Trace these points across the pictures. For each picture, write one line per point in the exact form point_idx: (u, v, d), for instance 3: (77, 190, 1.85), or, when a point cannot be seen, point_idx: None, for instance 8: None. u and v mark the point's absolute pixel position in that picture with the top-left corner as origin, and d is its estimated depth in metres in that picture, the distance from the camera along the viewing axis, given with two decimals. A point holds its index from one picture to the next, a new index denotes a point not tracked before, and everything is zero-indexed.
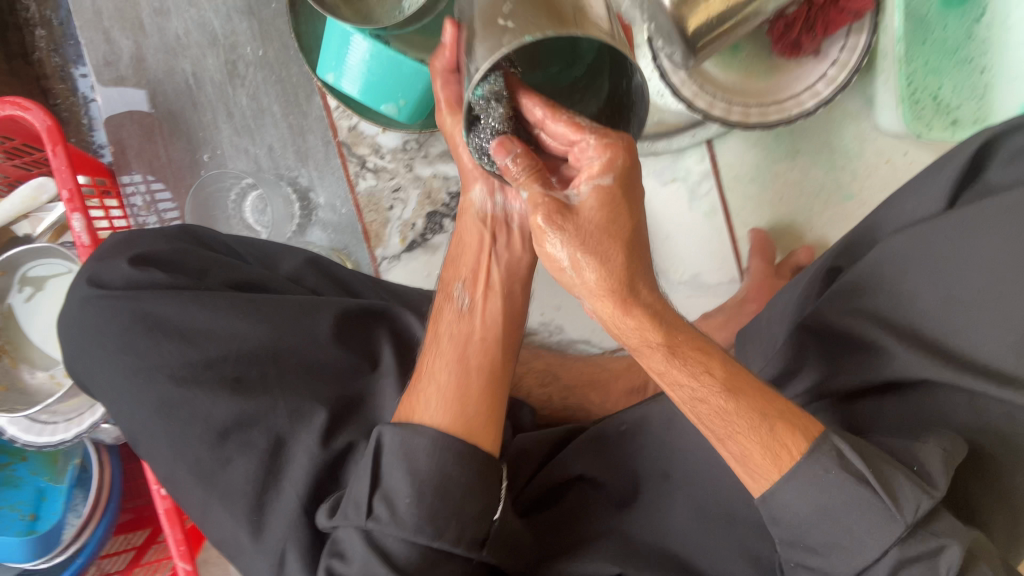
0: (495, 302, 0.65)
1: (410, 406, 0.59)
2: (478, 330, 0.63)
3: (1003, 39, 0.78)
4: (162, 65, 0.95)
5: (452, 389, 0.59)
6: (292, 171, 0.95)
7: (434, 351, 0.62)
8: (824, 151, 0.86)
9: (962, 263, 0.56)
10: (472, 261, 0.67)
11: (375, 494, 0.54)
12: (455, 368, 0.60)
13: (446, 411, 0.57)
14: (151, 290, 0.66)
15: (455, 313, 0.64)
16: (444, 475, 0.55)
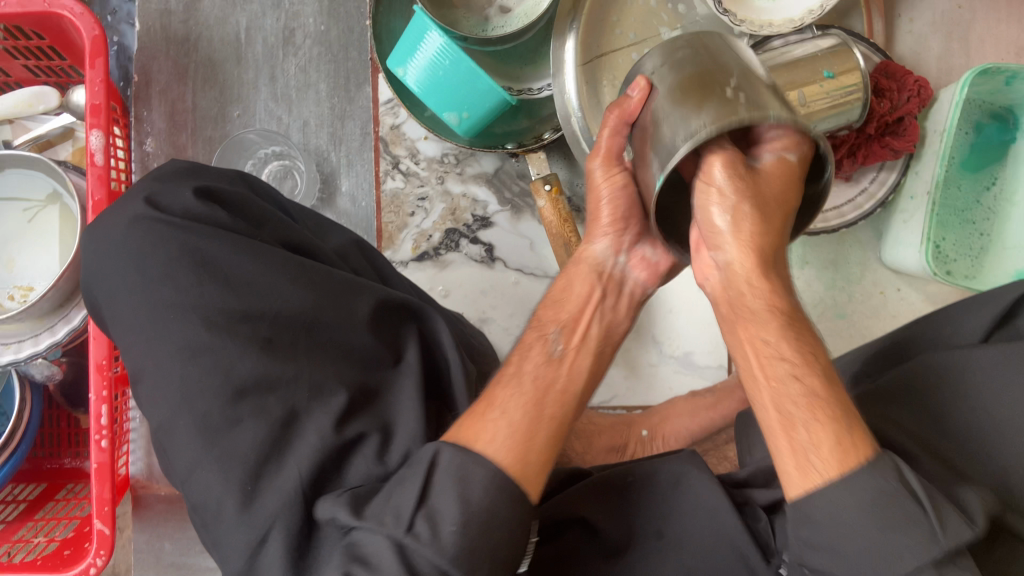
0: (582, 354, 0.60)
1: (473, 431, 0.52)
2: (561, 382, 0.57)
3: (1005, 211, 0.87)
4: (217, 12, 0.93)
5: (521, 432, 0.52)
6: (321, 151, 0.93)
7: (512, 387, 0.55)
8: (830, 270, 0.92)
9: (988, 392, 0.61)
10: (575, 308, 0.62)
11: (419, 508, 0.48)
12: (534, 410, 0.54)
13: (511, 449, 0.51)
14: (209, 227, 0.63)
15: (541, 353, 0.58)
16: (494, 511, 0.48)
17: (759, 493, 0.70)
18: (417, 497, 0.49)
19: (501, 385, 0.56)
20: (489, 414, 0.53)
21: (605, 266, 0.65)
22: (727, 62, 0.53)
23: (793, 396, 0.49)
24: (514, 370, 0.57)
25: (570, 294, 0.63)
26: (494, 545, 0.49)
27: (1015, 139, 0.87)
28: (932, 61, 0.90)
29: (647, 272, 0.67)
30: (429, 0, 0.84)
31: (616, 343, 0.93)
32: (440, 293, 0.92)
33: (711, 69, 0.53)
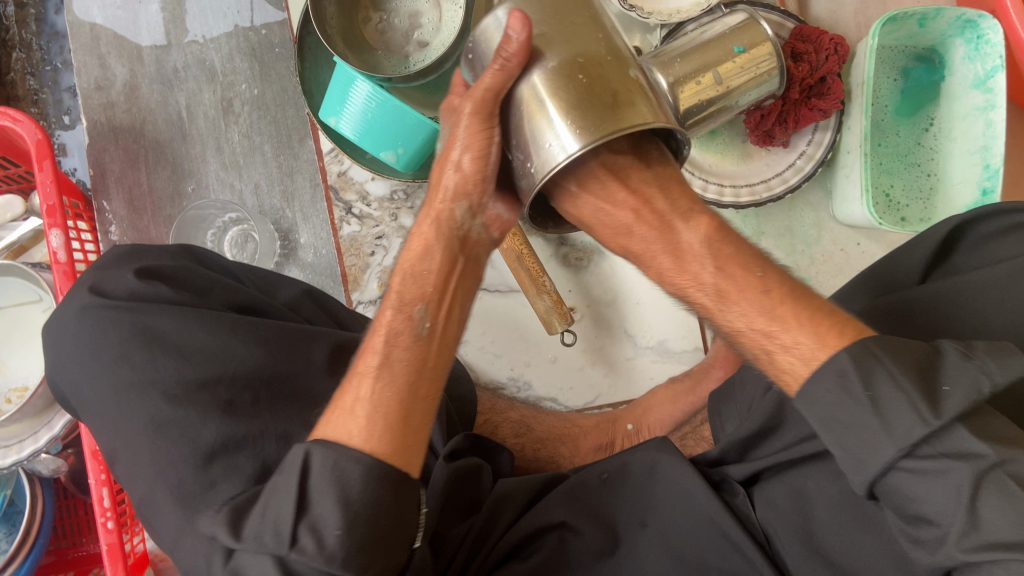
0: (444, 326, 0.60)
1: (342, 424, 0.55)
2: (428, 360, 0.58)
3: (947, 148, 0.87)
4: (157, 95, 0.96)
5: (394, 413, 0.55)
6: (276, 211, 0.96)
7: (376, 373, 0.56)
8: (787, 236, 0.93)
9: (931, 332, 0.61)
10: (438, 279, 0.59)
11: (300, 522, 0.51)
12: (405, 389, 0.56)
13: (389, 445, 0.54)
14: (154, 304, 0.65)
15: (409, 336, 0.58)
16: (376, 501, 0.51)
17: (733, 468, 0.71)
18: (294, 511, 0.51)
19: (361, 376, 0.56)
20: (358, 410, 0.55)
21: (443, 205, 0.60)
22: (601, 44, 0.54)
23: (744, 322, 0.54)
24: (372, 354, 0.57)
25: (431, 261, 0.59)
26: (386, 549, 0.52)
27: (944, 76, 0.87)
28: (851, 16, 0.91)
29: (501, 228, 0.64)
30: (348, 48, 0.87)
31: (591, 344, 0.94)
32: None
33: (571, 61, 0.52)
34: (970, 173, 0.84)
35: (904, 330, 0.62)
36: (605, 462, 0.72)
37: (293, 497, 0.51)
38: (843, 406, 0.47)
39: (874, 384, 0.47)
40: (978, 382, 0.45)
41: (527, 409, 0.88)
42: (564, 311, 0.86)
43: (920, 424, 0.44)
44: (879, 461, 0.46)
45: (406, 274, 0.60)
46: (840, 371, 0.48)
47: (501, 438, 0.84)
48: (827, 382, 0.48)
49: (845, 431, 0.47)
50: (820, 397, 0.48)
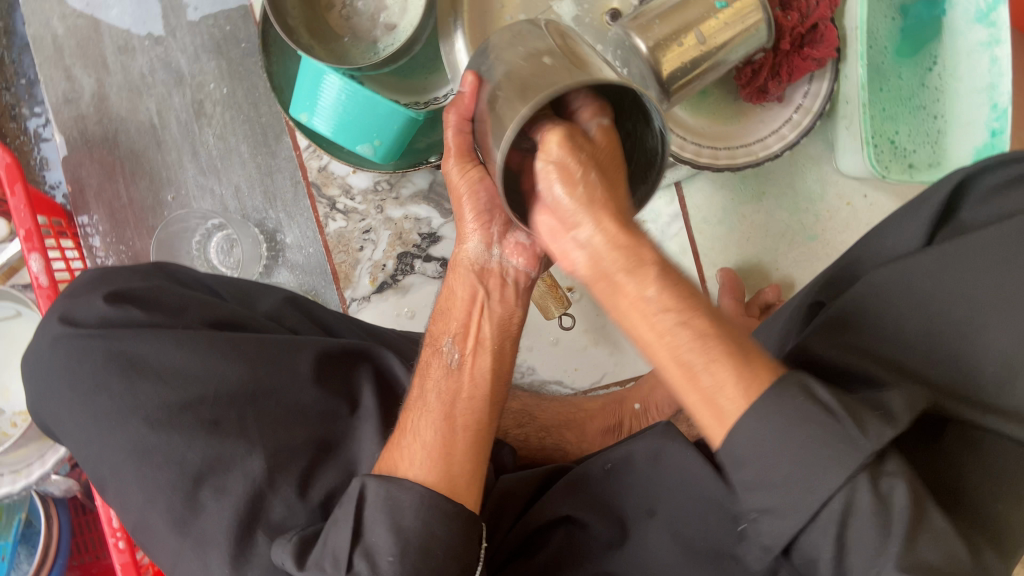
0: (484, 360, 0.62)
1: (391, 459, 0.56)
2: (468, 388, 0.60)
3: (954, 88, 0.81)
4: (126, 104, 0.93)
5: (437, 446, 0.56)
6: (259, 213, 0.93)
7: (416, 404, 0.59)
8: (789, 194, 0.89)
9: (939, 297, 0.56)
10: (462, 314, 0.63)
11: (355, 549, 0.51)
12: (443, 420, 0.57)
13: (432, 469, 0.55)
14: (128, 327, 0.65)
15: (442, 368, 0.61)
16: (430, 534, 0.52)
17: None
18: (350, 538, 0.51)
19: (411, 411, 0.59)
20: (403, 441, 0.57)
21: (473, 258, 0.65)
22: (565, 44, 0.52)
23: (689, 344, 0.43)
24: (418, 393, 0.60)
25: (453, 300, 0.64)
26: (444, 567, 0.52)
27: (946, 13, 0.80)
28: None
29: (525, 256, 0.65)
30: (313, 39, 0.84)
31: (593, 323, 0.92)
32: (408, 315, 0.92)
33: (524, 60, 0.51)
34: (977, 113, 0.79)
35: (908, 295, 0.57)
36: (608, 452, 0.69)
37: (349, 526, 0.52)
38: (809, 431, 0.41)
39: (821, 399, 0.42)
40: (916, 411, 0.44)
41: (530, 397, 0.86)
42: (560, 294, 0.83)
43: (865, 446, 0.41)
44: (825, 490, 0.41)
45: (437, 315, 0.65)
46: (805, 389, 0.42)
47: (506, 429, 0.80)
48: (782, 393, 0.42)
49: (779, 458, 0.42)
50: (765, 417, 0.42)
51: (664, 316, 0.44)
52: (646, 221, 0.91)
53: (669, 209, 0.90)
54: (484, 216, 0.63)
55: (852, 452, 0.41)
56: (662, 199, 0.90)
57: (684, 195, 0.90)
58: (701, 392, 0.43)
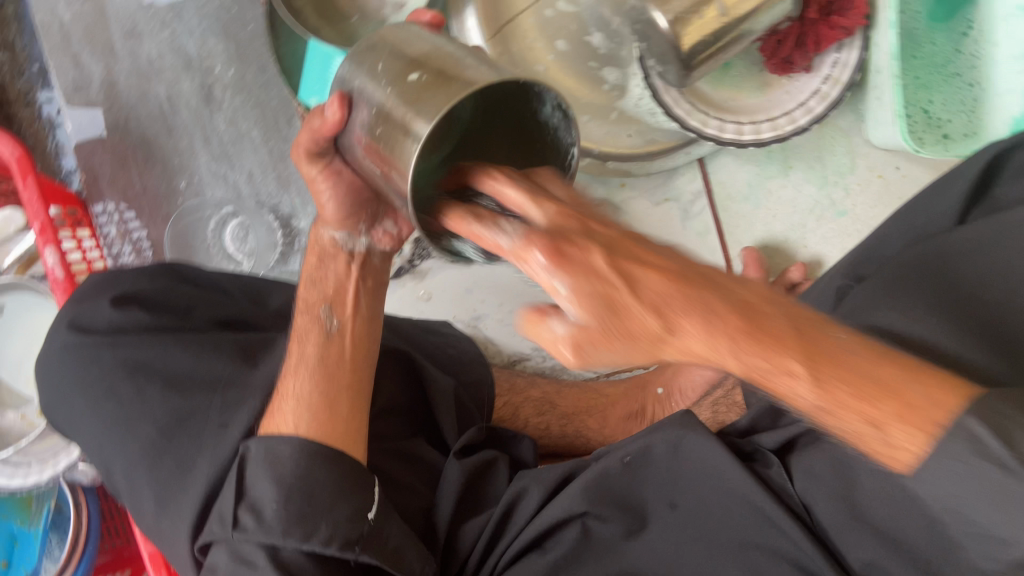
0: (358, 323, 0.66)
1: (276, 417, 0.59)
2: (340, 354, 0.64)
3: (992, 53, 0.77)
4: (135, 90, 0.92)
5: (319, 402, 0.60)
6: (273, 198, 0.92)
7: (292, 369, 0.62)
8: (816, 167, 0.85)
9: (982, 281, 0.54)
10: (332, 282, 0.66)
11: (240, 504, 0.54)
12: (325, 378, 0.61)
13: (319, 424, 0.58)
14: (137, 331, 0.64)
15: (319, 334, 0.64)
16: (308, 478, 0.55)
17: (764, 438, 0.67)
18: (234, 497, 0.55)
19: (289, 376, 0.62)
20: (285, 405, 0.59)
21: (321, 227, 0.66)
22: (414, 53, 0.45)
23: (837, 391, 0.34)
24: (295, 357, 0.63)
25: (327, 274, 0.66)
26: (329, 517, 0.54)
27: None
28: None
29: (392, 244, 0.68)
30: (321, 20, 0.81)
31: None
32: (424, 297, 0.90)
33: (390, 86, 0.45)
34: (1017, 79, 0.76)
35: (945, 285, 0.55)
36: (627, 444, 0.68)
37: (232, 487, 0.55)
38: (973, 478, 0.34)
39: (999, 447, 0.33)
40: None
41: (550, 383, 0.84)
42: None
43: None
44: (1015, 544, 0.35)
45: (306, 282, 0.67)
46: (968, 436, 0.34)
47: (524, 419, 0.80)
48: (955, 461, 0.34)
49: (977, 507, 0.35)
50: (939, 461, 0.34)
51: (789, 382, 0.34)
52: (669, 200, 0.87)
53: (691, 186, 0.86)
54: (336, 204, 0.61)
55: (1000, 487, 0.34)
56: (684, 177, 0.87)
57: (707, 172, 0.87)
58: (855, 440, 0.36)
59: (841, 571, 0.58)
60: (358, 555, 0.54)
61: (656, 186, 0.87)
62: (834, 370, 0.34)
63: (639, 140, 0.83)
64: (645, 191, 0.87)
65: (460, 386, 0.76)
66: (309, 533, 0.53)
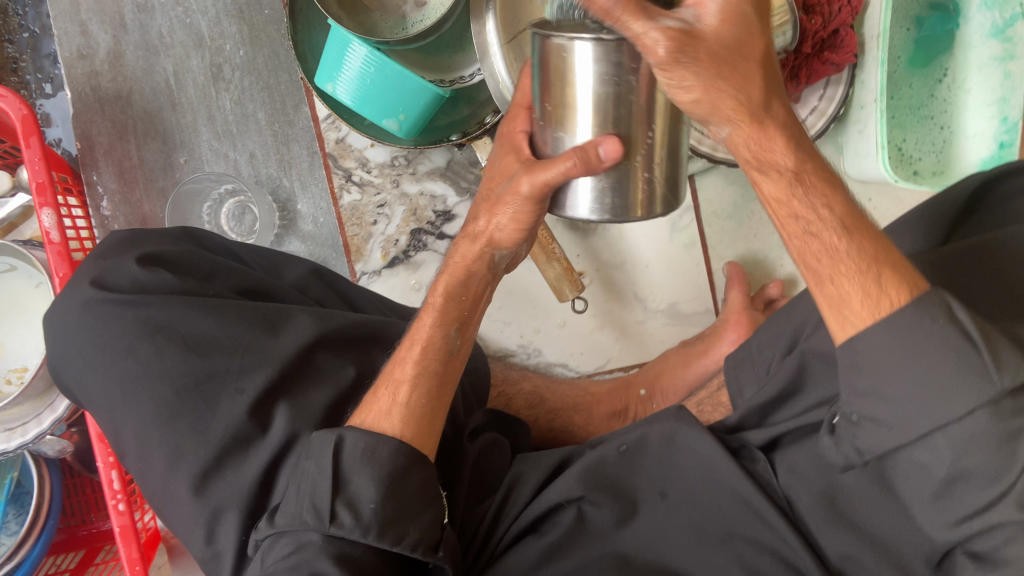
0: (468, 346, 0.68)
1: (376, 411, 0.62)
2: (448, 369, 0.66)
3: (963, 99, 0.84)
4: (142, 63, 0.92)
5: (425, 418, 0.63)
6: (273, 180, 0.93)
7: (408, 376, 0.63)
8: None
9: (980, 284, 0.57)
10: (470, 296, 0.67)
11: (338, 500, 0.57)
12: (434, 395, 0.64)
13: (421, 433, 0.62)
14: (160, 294, 0.65)
15: (443, 349, 0.65)
16: (397, 474, 0.59)
17: (751, 434, 0.70)
18: (332, 488, 0.57)
19: (400, 380, 0.63)
20: (394, 411, 0.62)
21: (472, 236, 0.65)
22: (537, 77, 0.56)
23: (835, 248, 0.49)
24: (407, 362, 0.64)
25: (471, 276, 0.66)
26: (417, 519, 0.58)
27: (959, 26, 0.83)
28: None
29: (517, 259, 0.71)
30: (342, 10, 0.84)
31: (601, 308, 0.93)
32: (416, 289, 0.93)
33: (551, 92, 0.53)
34: (986, 124, 0.82)
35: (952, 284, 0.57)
36: (623, 434, 0.72)
37: (330, 478, 0.57)
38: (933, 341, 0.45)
39: (962, 322, 0.45)
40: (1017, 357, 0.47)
41: (540, 377, 0.89)
42: (574, 277, 0.84)
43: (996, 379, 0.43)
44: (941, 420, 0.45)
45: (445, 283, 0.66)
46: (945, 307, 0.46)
47: (516, 410, 0.85)
48: (921, 313, 0.46)
49: (904, 381, 0.46)
50: (895, 330, 0.46)
51: (826, 211, 0.49)
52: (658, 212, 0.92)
53: (681, 202, 0.91)
54: (518, 224, 0.61)
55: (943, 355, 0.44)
56: None
57: (696, 189, 0.91)
58: (825, 297, 0.50)
59: (821, 563, 0.62)
60: (436, 558, 0.59)
61: None
62: (855, 233, 0.49)
63: None
64: None
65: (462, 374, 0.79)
66: (400, 537, 0.57)
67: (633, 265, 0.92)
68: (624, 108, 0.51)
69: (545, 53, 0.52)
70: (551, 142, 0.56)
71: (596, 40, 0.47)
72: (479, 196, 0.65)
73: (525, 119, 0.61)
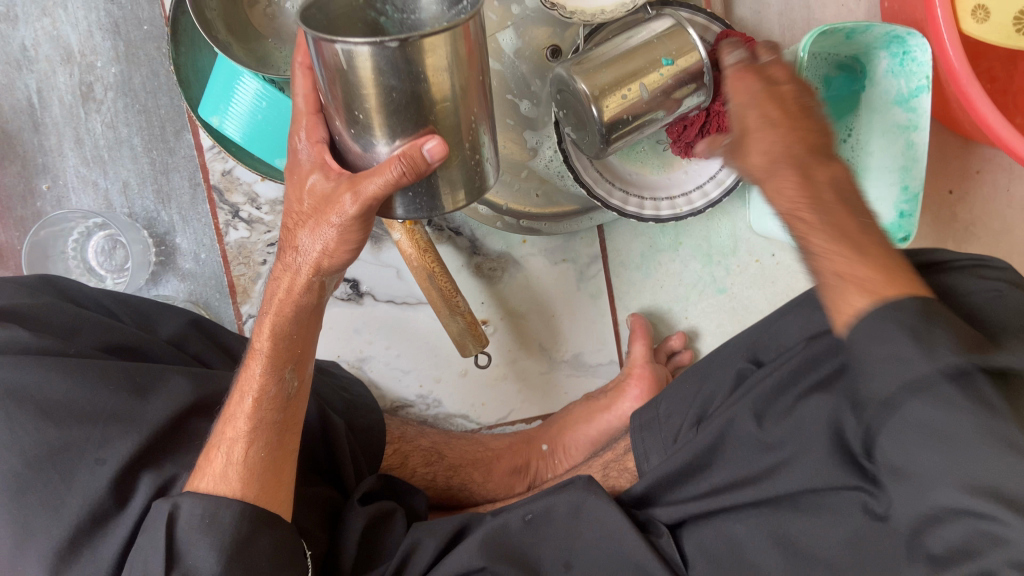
0: (306, 388, 0.61)
1: (205, 473, 0.55)
2: (288, 421, 0.59)
3: (865, 163, 0.84)
4: (1, 78, 0.83)
5: (269, 471, 0.57)
6: (149, 213, 0.85)
7: (242, 434, 0.57)
8: (704, 246, 0.90)
9: None
10: (297, 329, 0.59)
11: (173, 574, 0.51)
12: (277, 447, 0.58)
13: (268, 489, 0.57)
14: (14, 353, 0.57)
15: (277, 398, 0.58)
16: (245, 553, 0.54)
17: (660, 510, 0.68)
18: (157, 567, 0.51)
19: (232, 435, 0.56)
20: (229, 472, 0.55)
21: (295, 265, 0.56)
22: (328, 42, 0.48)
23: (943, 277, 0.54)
24: (239, 417, 0.57)
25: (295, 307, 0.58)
26: None
27: (865, 88, 0.83)
28: (774, 18, 0.86)
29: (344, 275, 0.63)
30: (231, 35, 0.76)
31: (506, 357, 0.90)
32: None
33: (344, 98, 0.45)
34: (887, 191, 0.83)
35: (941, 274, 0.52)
36: (529, 502, 0.68)
37: (164, 553, 0.51)
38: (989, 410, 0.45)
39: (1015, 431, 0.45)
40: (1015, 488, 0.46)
41: (438, 432, 0.83)
42: (478, 332, 0.81)
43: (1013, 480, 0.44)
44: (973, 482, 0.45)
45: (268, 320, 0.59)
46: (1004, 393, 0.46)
47: (414, 469, 0.79)
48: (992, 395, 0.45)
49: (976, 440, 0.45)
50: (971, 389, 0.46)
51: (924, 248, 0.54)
52: (566, 260, 0.90)
53: (588, 251, 0.89)
54: (344, 246, 0.55)
55: (923, 357, 0.43)
56: (583, 241, 0.89)
57: (605, 238, 0.89)
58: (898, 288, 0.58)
59: None
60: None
61: (557, 247, 0.89)
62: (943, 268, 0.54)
63: (547, 201, 0.85)
64: (545, 251, 0.89)
65: (352, 434, 0.73)
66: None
67: (539, 314, 0.90)
68: (423, 109, 0.45)
69: (321, 59, 0.44)
70: (361, 145, 0.49)
71: (374, 47, 0.41)
72: (288, 213, 0.57)
73: (320, 126, 0.53)
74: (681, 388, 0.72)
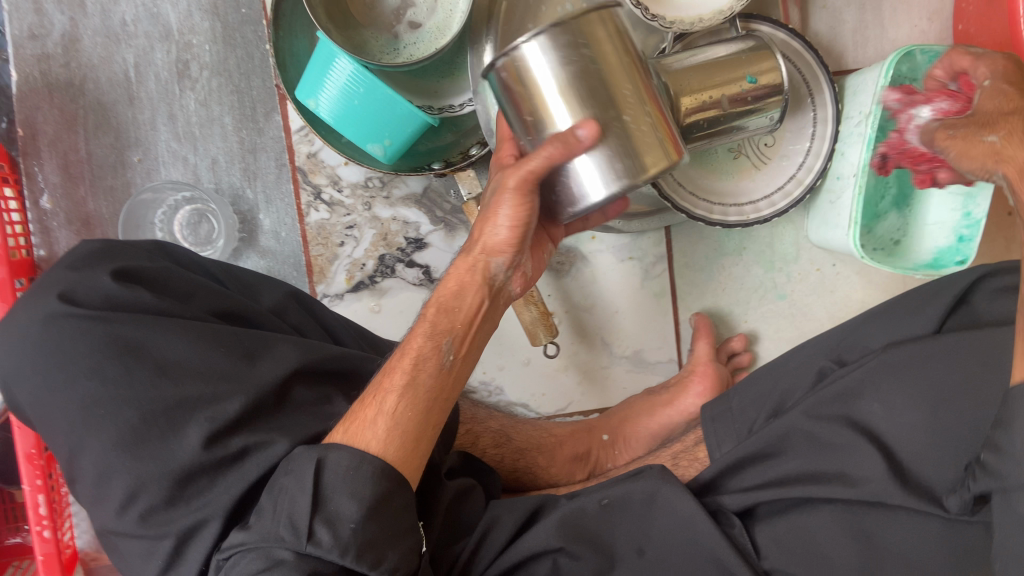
0: (462, 365, 0.63)
1: (357, 425, 0.57)
2: (447, 393, 0.62)
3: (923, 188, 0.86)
4: (100, 50, 0.85)
5: (412, 433, 0.58)
6: (235, 189, 0.87)
7: (397, 388, 0.59)
8: (767, 253, 0.93)
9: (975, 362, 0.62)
10: (464, 313, 0.63)
11: (316, 517, 0.52)
12: (422, 412, 0.59)
13: (403, 454, 0.57)
14: (133, 312, 0.60)
15: (434, 363, 0.61)
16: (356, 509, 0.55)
17: (727, 497, 0.70)
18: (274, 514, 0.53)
19: (387, 389, 0.59)
20: (378, 423, 0.57)
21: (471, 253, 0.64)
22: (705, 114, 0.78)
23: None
24: (396, 372, 0.60)
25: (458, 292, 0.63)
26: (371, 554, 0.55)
27: None
28: (850, 34, 0.90)
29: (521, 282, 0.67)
30: (331, 22, 0.79)
31: (568, 350, 0.92)
32: (372, 309, 0.89)
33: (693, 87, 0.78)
34: (948, 215, 0.85)
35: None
36: (606, 488, 0.70)
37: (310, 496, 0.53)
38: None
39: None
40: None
41: (504, 416, 0.86)
42: (549, 323, 0.83)
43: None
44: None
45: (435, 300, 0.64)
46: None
47: (482, 450, 0.82)
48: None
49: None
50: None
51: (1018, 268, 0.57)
52: (632, 258, 0.92)
53: (655, 250, 0.91)
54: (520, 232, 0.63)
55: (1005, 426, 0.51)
56: (649, 240, 0.92)
57: (670, 240, 0.92)
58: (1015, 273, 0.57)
59: None
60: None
61: (624, 244, 0.91)
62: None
63: None
64: (612, 248, 0.91)
65: None
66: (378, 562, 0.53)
67: (602, 310, 0.92)
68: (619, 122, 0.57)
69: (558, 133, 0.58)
70: None
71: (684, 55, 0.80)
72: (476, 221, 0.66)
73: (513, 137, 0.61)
74: (755, 383, 0.75)
